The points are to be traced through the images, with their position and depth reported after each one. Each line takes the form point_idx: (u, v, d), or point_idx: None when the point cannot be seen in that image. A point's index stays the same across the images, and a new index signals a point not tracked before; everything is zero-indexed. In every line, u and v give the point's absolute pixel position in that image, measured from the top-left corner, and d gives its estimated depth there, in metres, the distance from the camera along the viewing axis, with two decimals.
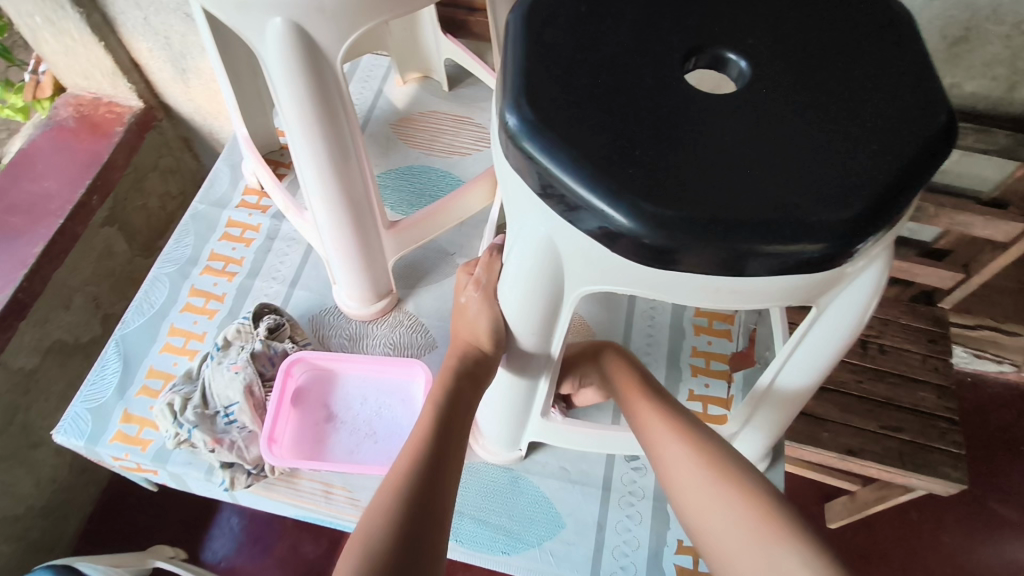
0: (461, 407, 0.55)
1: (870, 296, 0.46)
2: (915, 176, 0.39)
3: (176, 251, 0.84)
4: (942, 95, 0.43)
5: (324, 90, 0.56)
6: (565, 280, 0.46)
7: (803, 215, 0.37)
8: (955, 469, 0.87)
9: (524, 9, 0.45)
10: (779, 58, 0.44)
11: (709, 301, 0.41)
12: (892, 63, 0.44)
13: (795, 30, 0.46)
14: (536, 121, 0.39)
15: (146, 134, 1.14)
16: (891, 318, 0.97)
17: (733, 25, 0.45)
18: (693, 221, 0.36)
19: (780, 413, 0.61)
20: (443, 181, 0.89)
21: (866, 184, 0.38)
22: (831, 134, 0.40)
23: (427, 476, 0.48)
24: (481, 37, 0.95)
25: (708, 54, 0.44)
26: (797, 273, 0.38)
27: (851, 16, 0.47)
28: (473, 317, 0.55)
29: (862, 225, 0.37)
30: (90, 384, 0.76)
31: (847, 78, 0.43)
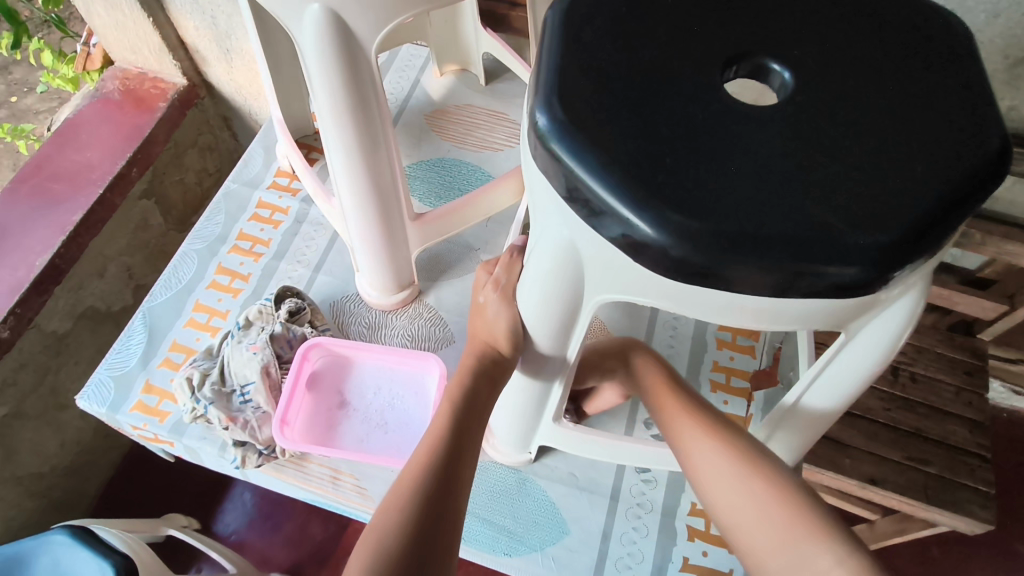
0: (476, 407, 0.54)
1: (904, 325, 0.44)
2: (962, 204, 0.37)
3: (206, 228, 0.85)
4: (996, 119, 0.40)
5: (357, 78, 0.56)
6: (585, 286, 0.45)
7: (838, 236, 0.35)
8: (984, 509, 0.83)
9: (563, 7, 0.44)
10: (825, 71, 0.42)
11: (734, 320, 0.40)
12: (946, 83, 0.42)
13: (844, 43, 0.44)
14: (566, 122, 0.38)
15: (188, 111, 1.16)
16: (925, 346, 0.94)
17: (779, 34, 0.44)
18: (720, 236, 0.35)
19: (801, 437, 0.58)
20: (473, 176, 0.88)
21: (908, 209, 0.36)
22: (874, 154, 0.38)
23: (441, 478, 0.48)
24: (521, 33, 0.94)
25: (751, 62, 0.43)
26: (829, 297, 0.37)
27: (905, 31, 0.45)
28: (491, 318, 0.55)
29: (900, 251, 0.35)
30: (115, 353, 0.77)
31: (896, 96, 0.41)
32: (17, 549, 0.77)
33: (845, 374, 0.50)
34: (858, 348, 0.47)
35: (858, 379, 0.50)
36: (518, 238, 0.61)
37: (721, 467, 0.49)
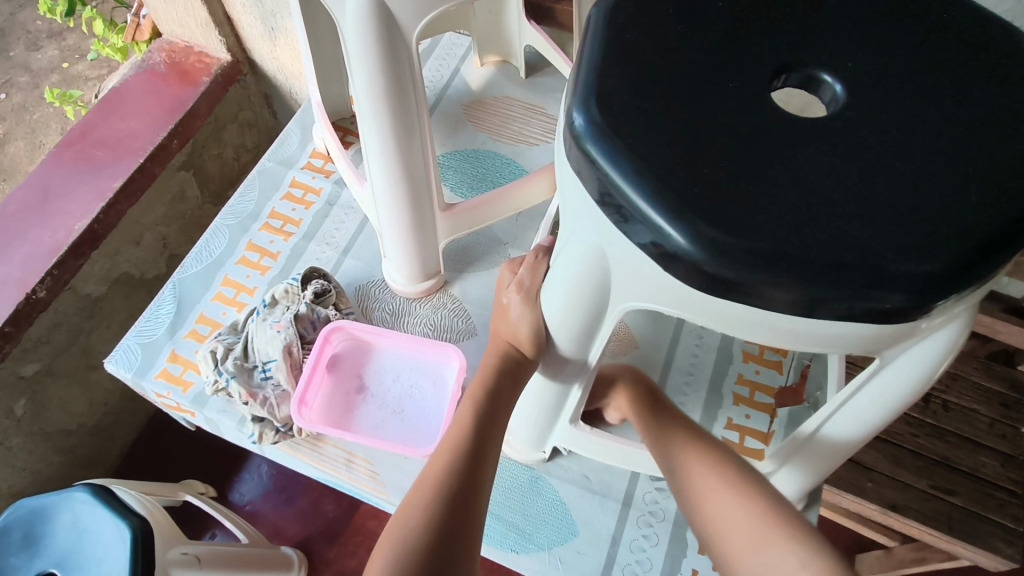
0: (500, 405, 0.53)
1: (941, 355, 0.42)
2: (1017, 237, 0.35)
3: (239, 204, 0.86)
4: None
5: (397, 65, 0.55)
6: (613, 292, 0.44)
7: (880, 260, 0.34)
8: (1010, 546, 0.81)
9: (608, 5, 0.43)
10: (879, 87, 0.40)
11: (765, 339, 0.39)
12: (1007, 106, 0.40)
13: (902, 57, 0.42)
14: (602, 124, 0.37)
15: (230, 87, 1.17)
16: (960, 375, 0.91)
17: (833, 45, 0.42)
18: (756, 253, 0.34)
19: (823, 460, 0.57)
20: (506, 169, 0.87)
21: (957, 237, 0.34)
22: (925, 176, 0.36)
23: (465, 481, 0.47)
24: (565, 26, 0.92)
25: (800, 73, 0.41)
26: (865, 323, 0.35)
27: (969, 48, 0.42)
28: (516, 320, 0.54)
29: (946, 280, 0.34)
30: (144, 320, 0.79)
31: (954, 118, 0.39)
32: (40, 504, 0.80)
33: (871, 405, 0.48)
34: (888, 378, 0.45)
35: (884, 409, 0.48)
36: (545, 239, 0.60)
37: (702, 471, 0.52)
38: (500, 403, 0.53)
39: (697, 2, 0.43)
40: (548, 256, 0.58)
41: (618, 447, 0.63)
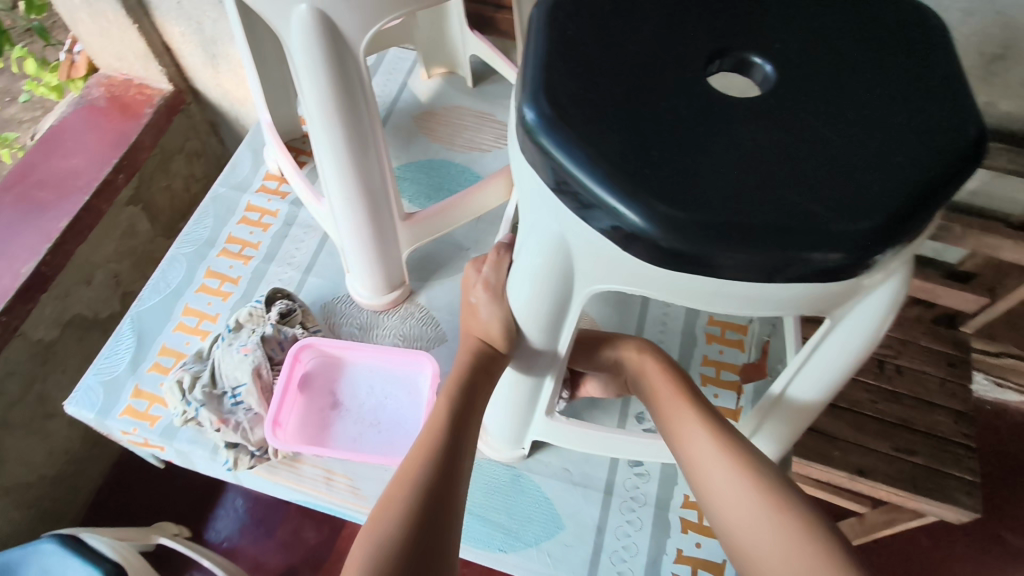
0: (472, 403, 0.54)
1: (884, 315, 0.44)
2: (939, 191, 0.38)
3: (194, 232, 0.85)
4: (972, 108, 0.41)
5: (346, 77, 0.56)
6: (576, 279, 0.46)
7: (820, 223, 0.36)
8: (969, 496, 0.86)
9: (548, 5, 0.45)
10: (806, 66, 0.43)
11: (722, 308, 0.41)
12: (921, 75, 0.43)
13: (823, 37, 0.45)
14: (552, 116, 0.39)
15: (174, 117, 1.16)
16: (909, 340, 0.97)
17: (760, 29, 0.45)
18: (707, 225, 0.36)
19: (794, 421, 0.59)
20: (462, 177, 0.89)
21: (889, 196, 0.37)
22: (854, 143, 0.39)
23: (437, 485, 0.48)
24: (507, 35, 0.95)
25: (733, 57, 0.43)
26: (813, 282, 0.38)
27: (882, 25, 0.46)
28: (484, 318, 0.55)
29: (881, 236, 0.36)
30: (104, 358, 0.77)
31: (874, 88, 0.42)
32: (5, 559, 0.76)
33: (829, 362, 0.50)
34: (839, 339, 0.48)
35: (840, 365, 0.50)
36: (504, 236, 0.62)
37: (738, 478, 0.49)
38: (477, 405, 0.54)
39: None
40: (510, 252, 0.60)
41: (594, 435, 0.64)
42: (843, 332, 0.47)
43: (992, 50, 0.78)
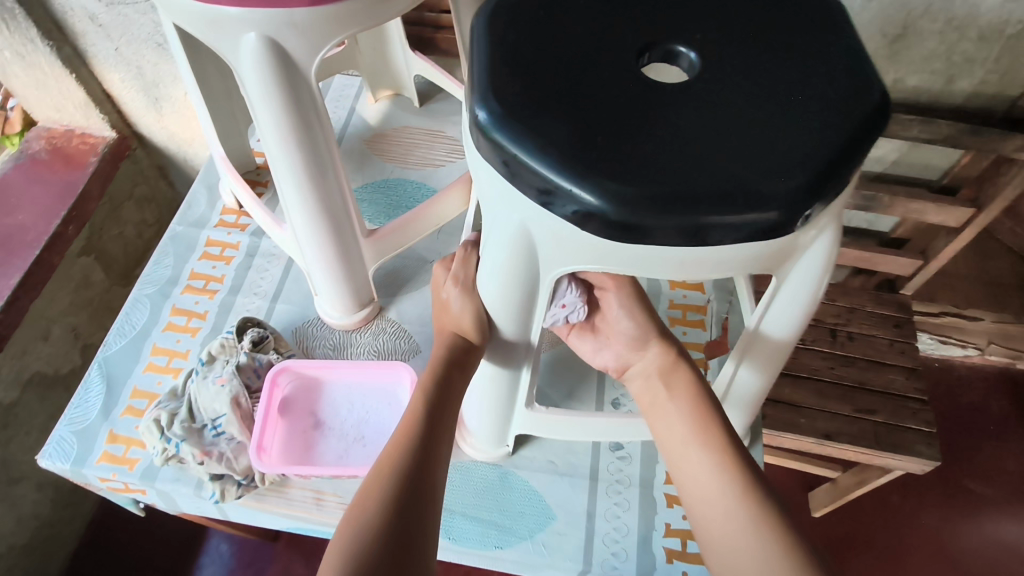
0: (448, 391, 0.56)
1: (823, 266, 0.49)
2: (853, 150, 0.42)
3: (155, 272, 0.85)
4: (874, 76, 0.46)
5: (300, 99, 0.58)
6: (540, 266, 0.48)
7: (753, 186, 0.40)
8: (928, 447, 1.00)
9: (486, 15, 0.48)
10: (726, 51, 0.47)
11: (676, 275, 0.44)
12: (828, 51, 0.48)
13: (737, 25, 0.49)
14: (501, 113, 0.42)
15: (121, 164, 1.15)
16: (857, 307, 1.12)
17: (682, 23, 0.49)
18: (654, 196, 0.39)
19: (768, 364, 0.60)
20: (419, 193, 0.91)
21: (810, 157, 0.41)
22: (775, 115, 0.43)
23: (413, 475, 0.49)
24: (450, 54, 0.99)
25: (660, 49, 0.47)
26: (755, 242, 0.42)
27: (788, 10, 0.51)
28: (456, 312, 0.58)
29: (808, 192, 0.40)
30: (73, 408, 0.75)
31: (788, 66, 0.47)
32: None
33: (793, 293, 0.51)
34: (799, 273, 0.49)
35: (802, 296, 0.51)
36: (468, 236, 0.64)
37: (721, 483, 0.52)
38: (451, 411, 0.55)
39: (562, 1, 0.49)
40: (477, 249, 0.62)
41: (575, 422, 0.67)
42: (790, 287, 0.51)
43: (893, 30, 0.87)
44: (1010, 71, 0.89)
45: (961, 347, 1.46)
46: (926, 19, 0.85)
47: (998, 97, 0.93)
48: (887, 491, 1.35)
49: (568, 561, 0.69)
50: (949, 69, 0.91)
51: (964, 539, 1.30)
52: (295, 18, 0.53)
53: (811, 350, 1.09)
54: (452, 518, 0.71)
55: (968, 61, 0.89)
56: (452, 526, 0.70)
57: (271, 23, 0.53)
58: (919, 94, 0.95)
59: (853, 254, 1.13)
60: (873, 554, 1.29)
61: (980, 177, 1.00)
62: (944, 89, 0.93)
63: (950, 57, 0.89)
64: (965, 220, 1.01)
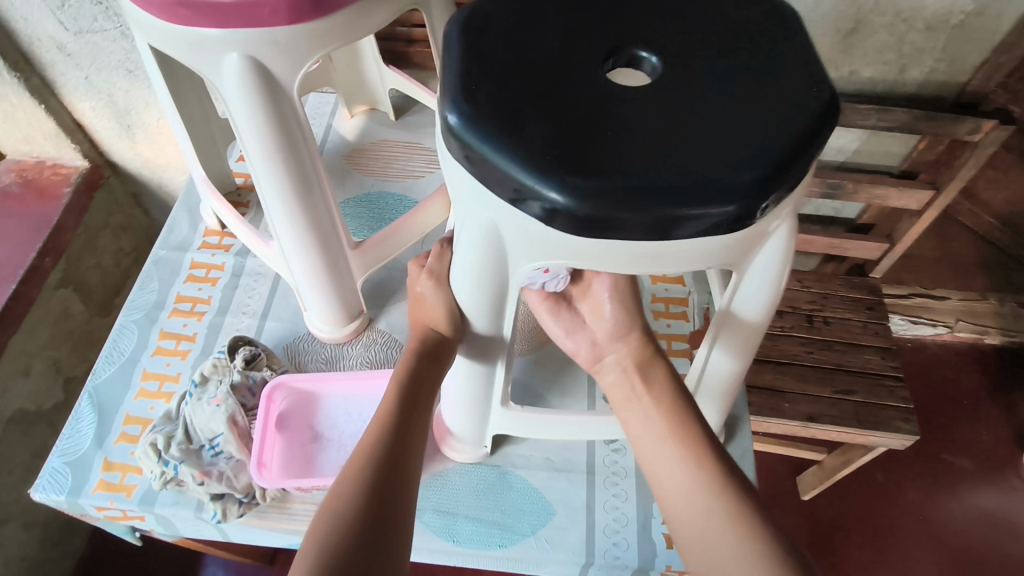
0: (422, 382, 0.59)
1: (782, 260, 0.50)
2: (805, 148, 0.45)
3: (140, 297, 0.85)
4: (826, 79, 0.49)
5: (286, 117, 0.58)
6: (509, 263, 0.50)
7: (709, 181, 0.42)
8: (906, 422, 1.03)
9: (458, 22, 0.50)
10: (687, 56, 0.49)
11: (636, 269, 0.46)
12: (783, 56, 0.50)
13: (696, 31, 0.52)
14: (471, 114, 0.44)
15: (95, 193, 1.14)
16: (831, 293, 1.17)
17: (645, 29, 0.51)
18: (614, 191, 0.41)
19: (742, 346, 0.60)
20: (401, 205, 0.92)
21: (763, 154, 0.43)
22: (732, 115, 0.45)
23: (388, 460, 0.53)
24: (423, 67, 1.00)
25: (623, 54, 0.50)
26: (714, 234, 0.44)
27: (745, 18, 0.53)
28: (430, 304, 0.61)
29: (762, 186, 0.43)
30: (65, 439, 0.74)
31: (746, 69, 0.49)
32: None
33: (761, 276, 0.52)
34: (763, 260, 0.50)
35: (768, 279, 0.52)
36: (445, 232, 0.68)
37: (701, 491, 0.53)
38: (415, 434, 0.56)
39: (532, 10, 0.51)
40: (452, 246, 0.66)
41: (549, 421, 0.69)
42: (749, 281, 0.53)
43: (846, 25, 0.91)
44: (957, 58, 0.94)
45: (932, 326, 1.52)
46: (876, 13, 0.89)
47: (948, 84, 0.98)
48: (871, 470, 1.39)
49: (571, 554, 0.70)
50: (900, 59, 0.95)
51: (946, 510, 1.35)
52: (276, 36, 0.54)
53: (789, 337, 1.12)
54: (454, 521, 0.72)
55: (918, 51, 0.94)
56: (455, 529, 0.71)
57: (253, 42, 0.54)
58: (875, 85, 1.00)
59: (822, 242, 1.17)
60: (862, 531, 1.32)
61: (936, 162, 1.05)
62: (898, 79, 0.98)
63: (901, 49, 0.93)
64: (925, 203, 1.07)
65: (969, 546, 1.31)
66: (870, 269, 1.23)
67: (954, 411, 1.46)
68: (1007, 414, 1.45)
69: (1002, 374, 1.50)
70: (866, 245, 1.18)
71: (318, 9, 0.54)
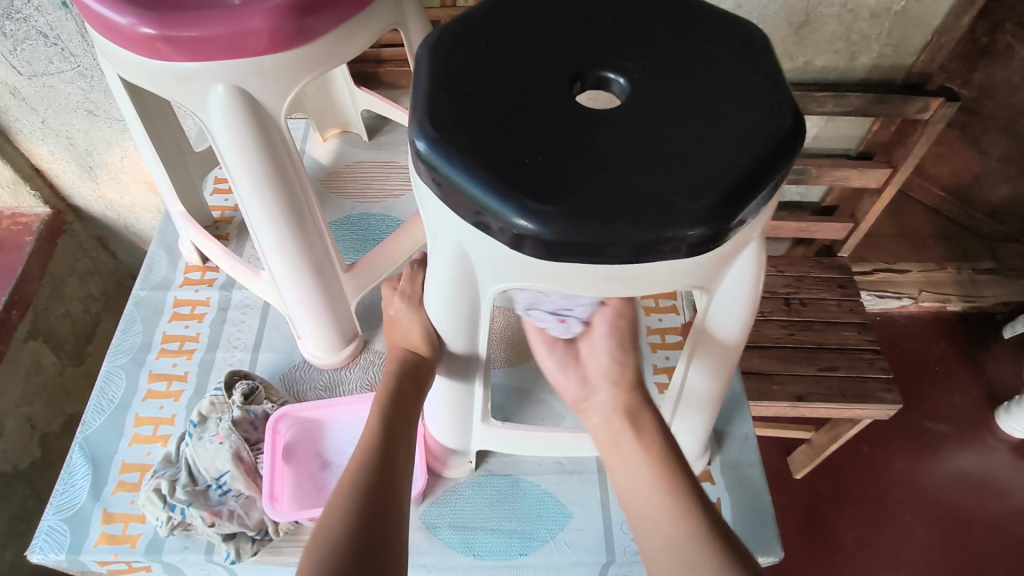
0: (405, 405, 0.59)
1: (755, 271, 0.51)
2: (770, 169, 0.44)
3: (125, 341, 0.83)
4: (792, 100, 0.48)
5: (273, 147, 0.58)
6: (479, 284, 0.51)
7: (670, 204, 0.42)
8: (889, 392, 1.08)
9: (429, 45, 0.50)
10: (655, 76, 0.49)
11: (606, 290, 0.46)
12: (751, 75, 0.50)
13: (664, 51, 0.51)
14: (438, 137, 0.44)
15: (59, 240, 1.11)
16: (804, 275, 1.21)
17: (614, 51, 0.51)
18: (574, 216, 0.41)
19: (719, 363, 0.59)
20: (385, 224, 0.92)
21: (725, 175, 0.43)
22: (697, 136, 0.45)
23: (375, 490, 0.51)
24: (393, 86, 1.01)
25: (591, 77, 0.50)
26: (679, 257, 0.44)
27: (713, 38, 0.53)
28: (406, 327, 0.63)
29: (723, 209, 0.42)
30: (59, 494, 0.71)
31: (714, 89, 0.48)
32: None
33: (742, 278, 0.51)
34: (736, 272, 0.51)
35: (745, 284, 0.52)
36: (415, 254, 0.70)
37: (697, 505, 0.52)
38: (399, 477, 0.54)
39: (502, 35, 0.51)
40: (423, 267, 0.69)
41: (528, 435, 0.70)
42: (722, 299, 0.53)
43: (797, 19, 0.95)
44: (901, 42, 0.99)
45: (898, 299, 1.59)
46: (824, 5, 0.93)
47: (896, 67, 1.03)
48: (857, 443, 1.44)
49: (590, 553, 0.70)
50: (850, 47, 1.00)
51: (932, 475, 1.40)
52: (263, 64, 0.54)
53: (770, 321, 1.16)
54: (471, 534, 0.71)
55: (865, 38, 0.99)
56: (473, 542, 0.71)
57: (236, 72, 0.54)
58: (828, 73, 1.05)
59: (792, 227, 1.22)
60: (855, 505, 1.36)
61: (891, 141, 1.10)
62: (849, 66, 1.03)
63: (849, 37, 0.98)
64: (884, 179, 1.12)
65: (954, 507, 1.36)
66: (837, 249, 1.28)
67: (927, 379, 1.52)
68: (977, 376, 1.52)
69: (968, 339, 1.57)
70: (832, 227, 1.23)
71: (304, 34, 0.54)
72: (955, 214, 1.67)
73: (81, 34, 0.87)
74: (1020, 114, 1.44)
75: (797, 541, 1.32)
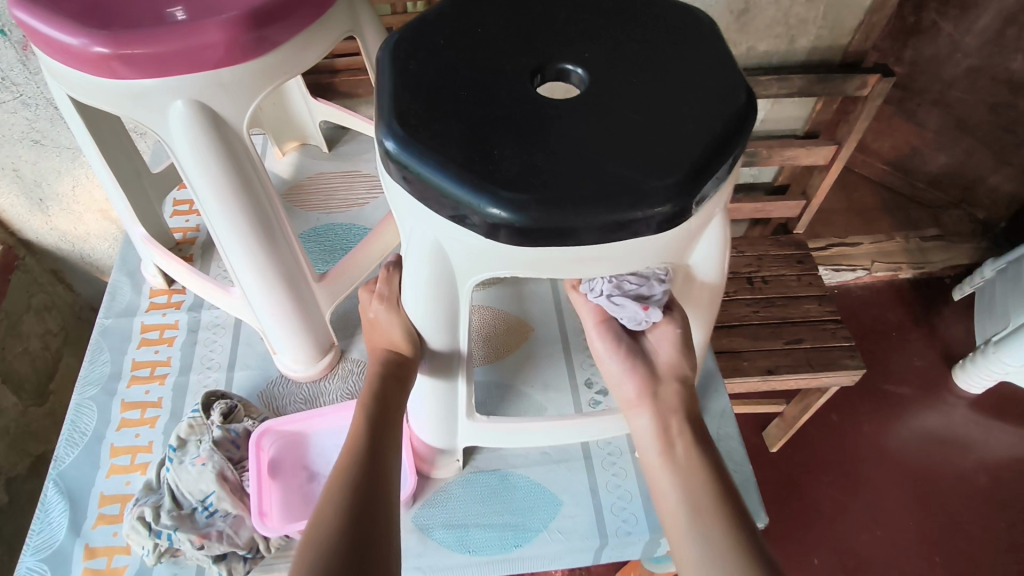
0: (391, 405, 0.59)
1: (721, 245, 0.53)
2: (728, 145, 0.46)
3: (93, 371, 0.81)
4: (743, 80, 0.50)
5: (237, 160, 0.58)
6: (456, 277, 0.52)
7: (637, 183, 0.43)
8: (852, 358, 1.12)
9: (389, 47, 0.51)
10: (610, 65, 0.51)
11: (580, 272, 0.48)
12: (703, 58, 0.52)
13: (619, 40, 0.53)
14: (406, 136, 0.45)
15: (11, 276, 1.07)
16: (764, 254, 1.25)
17: (570, 44, 0.53)
18: (546, 201, 0.42)
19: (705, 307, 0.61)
20: (351, 233, 0.92)
21: (687, 153, 0.45)
22: (656, 119, 0.47)
23: (367, 490, 0.51)
24: (348, 95, 1.01)
25: (551, 69, 0.51)
26: (649, 235, 0.45)
27: (663, 25, 0.55)
28: (387, 327, 0.63)
29: (687, 186, 0.44)
30: (35, 534, 0.69)
31: (668, 74, 0.50)
32: None
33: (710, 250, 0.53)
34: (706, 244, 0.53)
35: (713, 252, 0.53)
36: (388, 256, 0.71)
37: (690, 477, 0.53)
38: (390, 476, 0.54)
39: (460, 34, 0.52)
40: (399, 269, 0.69)
41: (514, 428, 0.70)
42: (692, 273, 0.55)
43: (737, 7, 0.99)
44: (836, 24, 1.04)
45: (852, 271, 1.65)
46: None
47: (833, 47, 1.08)
48: (826, 412, 1.49)
49: (585, 539, 0.71)
50: (789, 31, 1.05)
51: (898, 436, 1.45)
52: (222, 77, 0.54)
53: (735, 300, 1.20)
54: (466, 532, 0.72)
55: (802, 22, 1.03)
56: (469, 539, 0.71)
57: (196, 87, 0.54)
58: (770, 57, 1.09)
59: (748, 208, 1.26)
60: (829, 472, 1.41)
61: (834, 119, 1.15)
62: (789, 49, 1.07)
63: (787, 21, 1.03)
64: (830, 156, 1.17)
65: (922, 466, 1.41)
66: (792, 226, 1.33)
67: (886, 346, 1.58)
68: (931, 338, 1.59)
69: (921, 304, 1.64)
70: (785, 205, 1.27)
71: (262, 45, 0.54)
72: (899, 186, 1.75)
73: (23, 61, 0.86)
74: (949, 87, 1.52)
75: (778, 513, 1.36)
